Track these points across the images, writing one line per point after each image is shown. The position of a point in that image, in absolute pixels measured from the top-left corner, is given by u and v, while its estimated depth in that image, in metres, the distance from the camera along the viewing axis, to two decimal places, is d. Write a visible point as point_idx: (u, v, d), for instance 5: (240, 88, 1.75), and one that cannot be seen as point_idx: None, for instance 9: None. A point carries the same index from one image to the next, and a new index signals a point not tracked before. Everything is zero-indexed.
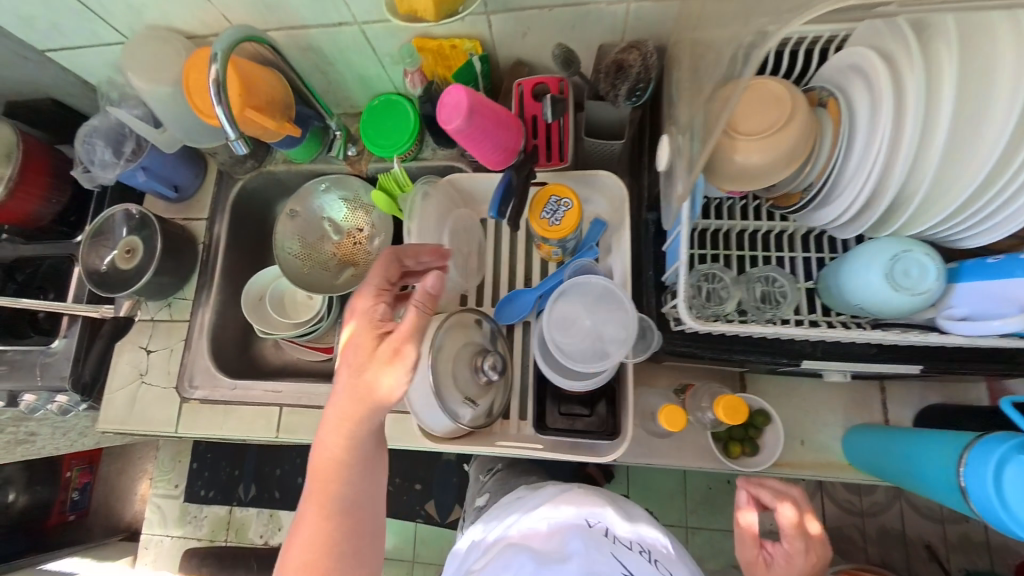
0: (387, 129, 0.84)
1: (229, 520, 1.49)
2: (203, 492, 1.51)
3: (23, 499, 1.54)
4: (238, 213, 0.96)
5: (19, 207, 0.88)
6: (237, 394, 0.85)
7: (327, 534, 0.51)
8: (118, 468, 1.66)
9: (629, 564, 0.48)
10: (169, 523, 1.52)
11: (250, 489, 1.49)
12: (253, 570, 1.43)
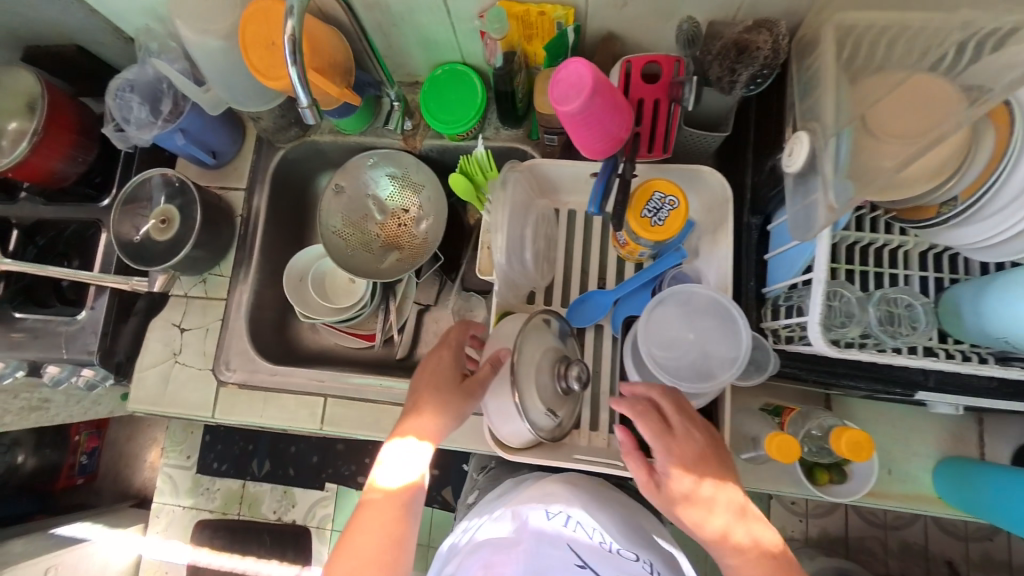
0: (452, 103, 0.77)
1: (242, 494, 1.45)
2: (216, 465, 1.47)
3: (32, 462, 1.48)
4: (279, 185, 0.88)
5: (43, 166, 0.81)
6: (278, 380, 0.79)
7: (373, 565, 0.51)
8: (127, 433, 1.62)
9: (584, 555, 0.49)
10: (180, 493, 1.47)
11: (264, 464, 1.45)
12: (265, 544, 1.42)
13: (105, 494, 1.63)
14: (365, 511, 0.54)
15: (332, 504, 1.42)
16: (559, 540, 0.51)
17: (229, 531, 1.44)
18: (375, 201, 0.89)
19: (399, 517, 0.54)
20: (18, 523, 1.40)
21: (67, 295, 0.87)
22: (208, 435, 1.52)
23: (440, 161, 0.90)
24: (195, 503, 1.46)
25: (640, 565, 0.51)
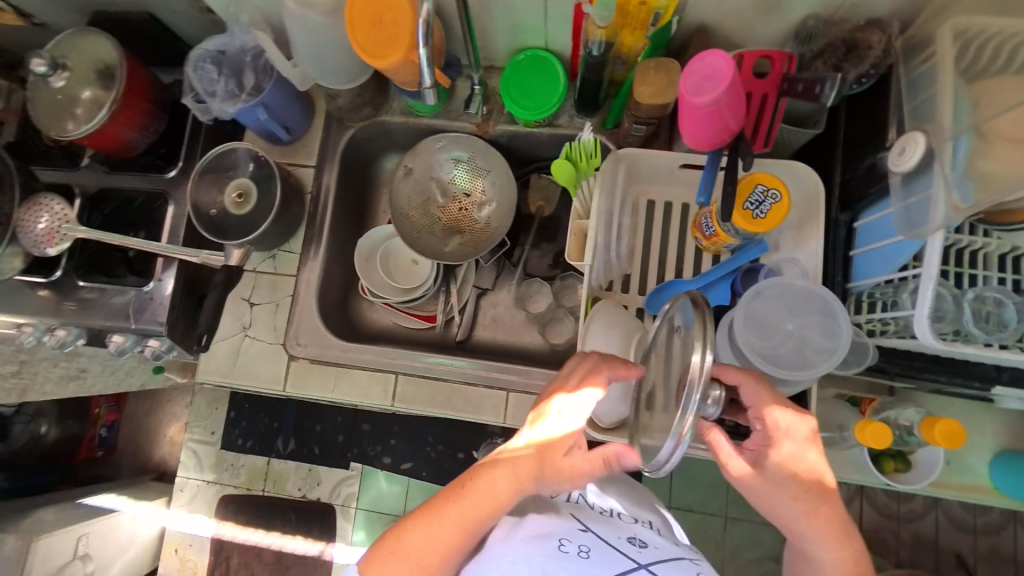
0: (532, 90, 0.78)
1: (267, 471, 1.47)
2: (242, 441, 1.48)
3: (55, 432, 1.52)
4: (346, 164, 0.89)
5: (116, 135, 0.80)
6: (349, 356, 0.80)
7: (415, 552, 0.52)
8: (146, 408, 1.63)
9: (584, 522, 0.59)
10: (203, 467, 1.48)
11: (289, 443, 1.48)
12: (291, 520, 1.46)
13: (124, 467, 1.63)
14: (416, 527, 0.53)
15: (356, 484, 1.45)
16: (564, 513, 0.61)
17: (254, 507, 1.46)
18: (439, 184, 0.90)
19: (452, 548, 0.53)
20: (45, 494, 1.42)
21: (128, 266, 0.88)
22: (233, 411, 1.53)
23: (507, 146, 0.91)
24: (218, 479, 1.47)
25: (638, 527, 0.62)
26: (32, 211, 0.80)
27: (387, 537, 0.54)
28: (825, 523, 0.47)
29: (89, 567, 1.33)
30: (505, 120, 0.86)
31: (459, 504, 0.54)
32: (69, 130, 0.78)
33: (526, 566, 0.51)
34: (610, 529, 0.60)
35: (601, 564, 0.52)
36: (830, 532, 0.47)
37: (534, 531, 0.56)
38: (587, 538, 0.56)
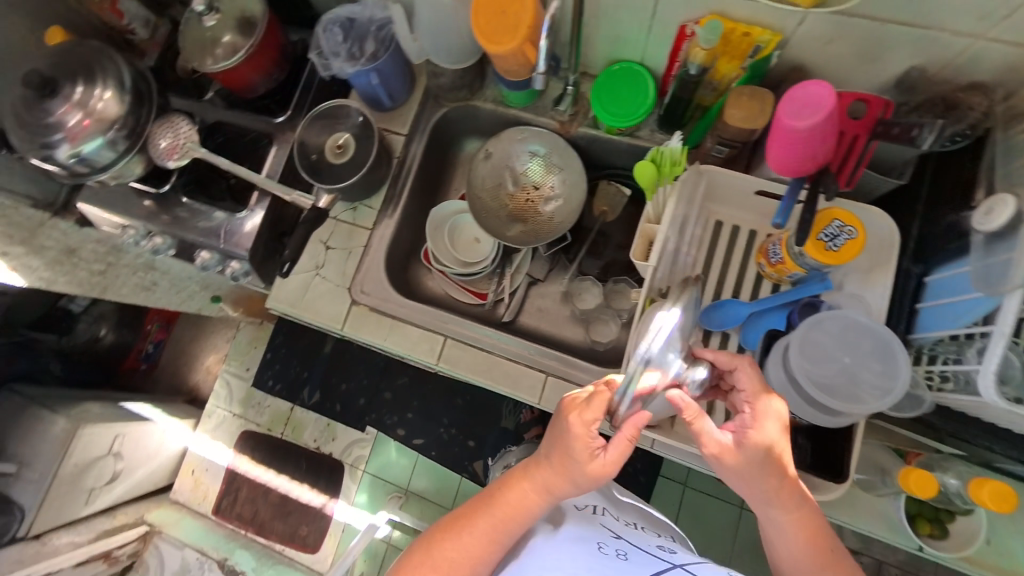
0: (624, 99, 0.82)
1: (288, 418, 1.79)
2: (271, 382, 1.80)
3: (110, 337, 1.97)
4: (434, 138, 0.97)
5: (244, 75, 0.90)
6: (405, 312, 0.86)
7: (446, 559, 0.60)
8: (191, 335, 2.12)
9: (615, 532, 0.67)
10: (234, 402, 1.84)
11: (313, 395, 1.77)
12: (302, 468, 1.74)
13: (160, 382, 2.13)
14: (445, 538, 0.61)
15: (368, 447, 1.71)
16: (595, 522, 0.69)
17: (268, 444, 1.78)
18: (512, 172, 0.94)
19: (480, 555, 0.61)
20: (93, 394, 1.70)
21: (224, 193, 0.98)
22: (270, 353, 1.83)
23: (585, 149, 0.95)
24: (244, 415, 1.81)
25: (661, 543, 0.70)
26: (166, 126, 0.90)
27: (418, 550, 0.62)
28: (789, 491, 0.54)
29: (119, 465, 1.59)
30: (588, 124, 0.90)
31: (484, 518, 0.62)
32: (208, 65, 0.88)
33: (572, 563, 0.58)
34: (640, 540, 0.68)
35: (637, 564, 0.59)
36: (790, 499, 0.54)
37: (573, 535, 0.64)
38: (622, 544, 0.63)
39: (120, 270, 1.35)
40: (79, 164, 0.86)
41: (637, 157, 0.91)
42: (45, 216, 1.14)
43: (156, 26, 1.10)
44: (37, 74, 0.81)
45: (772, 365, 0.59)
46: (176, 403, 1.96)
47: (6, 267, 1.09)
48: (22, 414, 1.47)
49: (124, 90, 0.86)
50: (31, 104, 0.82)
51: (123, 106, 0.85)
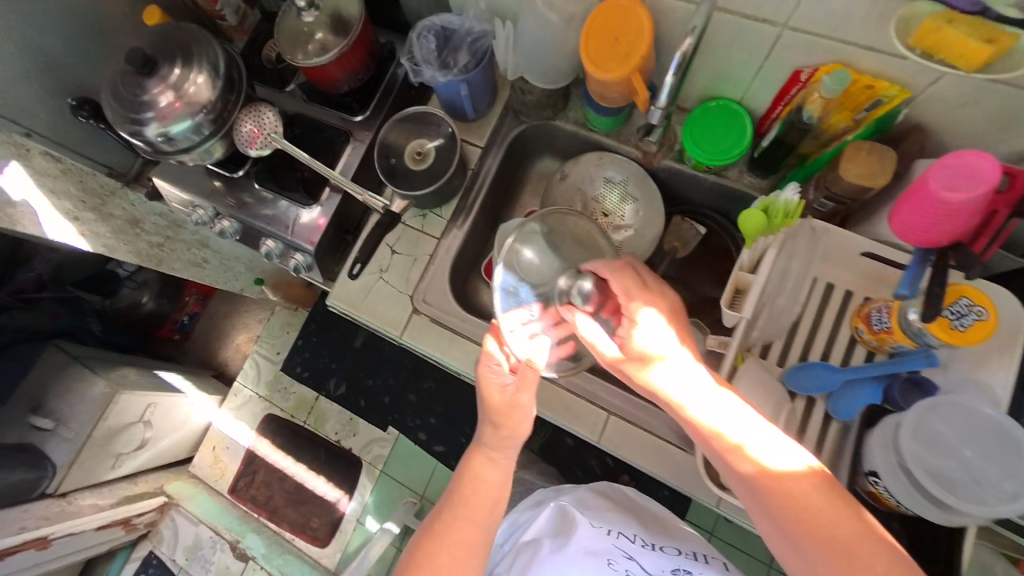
0: (718, 137, 0.79)
1: (313, 406, 1.80)
2: (299, 369, 1.87)
3: (150, 304, 2.06)
4: (510, 152, 0.95)
5: (333, 73, 0.91)
6: (467, 326, 0.86)
7: (426, 552, 0.63)
8: (223, 311, 2.21)
9: (627, 550, 0.70)
10: (260, 384, 1.86)
11: (338, 386, 1.83)
12: (320, 458, 1.74)
13: (190, 355, 2.20)
14: (428, 539, 0.64)
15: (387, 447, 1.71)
16: (608, 540, 0.72)
17: (293, 431, 1.80)
18: (584, 196, 0.94)
19: (459, 545, 0.63)
20: (130, 359, 1.75)
21: (295, 183, 0.96)
22: (300, 341, 1.90)
23: (664, 182, 0.92)
24: (268, 398, 1.83)
25: (680, 555, 0.72)
26: (252, 114, 0.90)
27: (408, 556, 0.64)
28: (716, 406, 0.57)
29: (147, 432, 1.62)
30: (674, 157, 0.87)
31: (457, 511, 0.65)
32: (299, 59, 0.88)
33: None
34: (655, 555, 0.70)
35: None
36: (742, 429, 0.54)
37: (584, 549, 0.70)
38: (630, 564, 0.67)
39: (176, 244, 1.37)
40: (165, 143, 0.87)
41: (722, 196, 0.88)
42: (117, 185, 1.15)
43: (244, 12, 1.11)
44: (140, 51, 0.82)
45: (880, 446, 0.58)
46: (205, 376, 2.00)
47: (75, 232, 1.12)
48: (64, 372, 1.50)
49: (217, 76, 0.86)
50: (128, 77, 0.85)
51: (214, 91, 0.86)
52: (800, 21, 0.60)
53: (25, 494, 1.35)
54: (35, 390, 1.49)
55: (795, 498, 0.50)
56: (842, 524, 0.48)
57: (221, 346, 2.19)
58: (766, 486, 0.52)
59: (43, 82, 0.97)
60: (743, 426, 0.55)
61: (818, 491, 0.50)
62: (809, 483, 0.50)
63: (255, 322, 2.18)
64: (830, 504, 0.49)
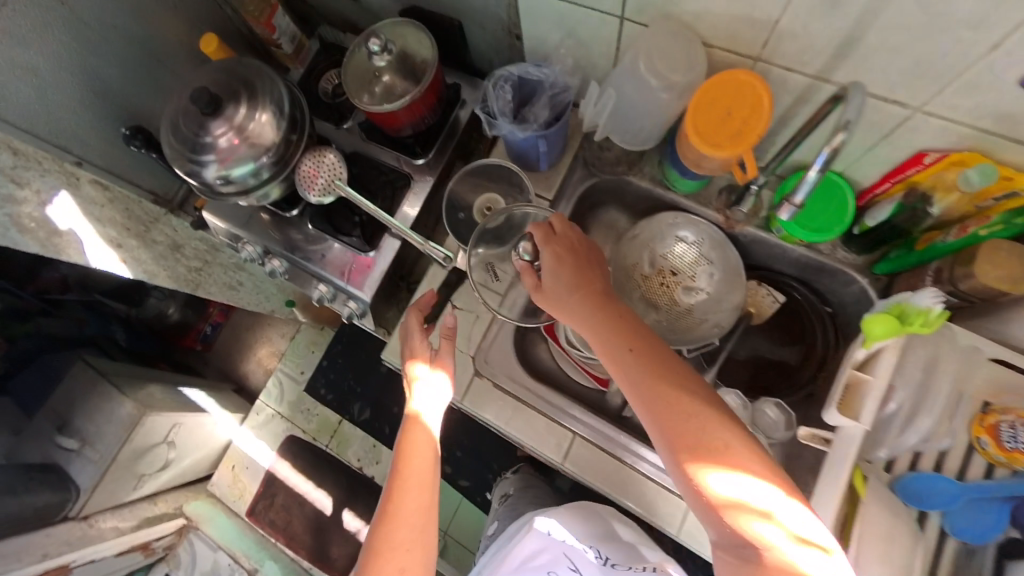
0: (818, 211, 0.73)
1: (337, 428, 1.82)
2: (323, 391, 1.87)
3: (176, 315, 2.01)
4: (578, 205, 0.91)
5: (400, 118, 0.86)
6: (533, 397, 0.82)
7: (392, 538, 0.64)
8: (247, 322, 2.14)
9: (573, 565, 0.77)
10: (283, 402, 1.88)
11: (364, 411, 1.82)
12: (343, 482, 1.77)
13: (210, 365, 2.11)
14: (388, 526, 0.65)
15: None
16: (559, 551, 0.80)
17: (314, 454, 1.80)
18: (651, 254, 0.90)
19: (417, 521, 0.66)
20: (155, 374, 1.71)
21: (353, 227, 0.91)
22: (326, 362, 1.89)
23: (744, 246, 0.86)
24: (291, 419, 1.85)
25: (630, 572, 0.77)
26: (315, 162, 0.86)
27: (373, 549, 0.64)
28: (635, 359, 0.61)
29: (171, 453, 1.58)
30: (760, 225, 0.81)
31: (405, 486, 0.67)
32: (365, 103, 0.84)
33: None
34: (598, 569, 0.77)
35: None
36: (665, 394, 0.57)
37: (531, 563, 0.78)
38: None
39: (214, 268, 1.34)
40: (225, 184, 0.83)
41: (808, 267, 0.82)
42: (162, 212, 1.13)
43: (301, 40, 1.09)
44: (206, 91, 0.78)
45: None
46: (226, 391, 1.95)
47: (118, 259, 1.08)
48: (92, 390, 1.47)
49: (281, 116, 0.83)
50: (191, 115, 0.81)
51: (279, 132, 0.82)
52: (939, 106, 0.55)
53: (48, 517, 1.32)
54: (61, 406, 1.46)
55: (702, 446, 0.54)
56: (746, 469, 0.51)
57: (242, 359, 2.12)
58: (680, 430, 0.55)
59: (98, 109, 0.93)
60: (658, 378, 0.59)
61: (727, 434, 0.54)
62: (721, 429, 0.54)
63: (278, 336, 2.09)
64: (732, 446, 0.53)
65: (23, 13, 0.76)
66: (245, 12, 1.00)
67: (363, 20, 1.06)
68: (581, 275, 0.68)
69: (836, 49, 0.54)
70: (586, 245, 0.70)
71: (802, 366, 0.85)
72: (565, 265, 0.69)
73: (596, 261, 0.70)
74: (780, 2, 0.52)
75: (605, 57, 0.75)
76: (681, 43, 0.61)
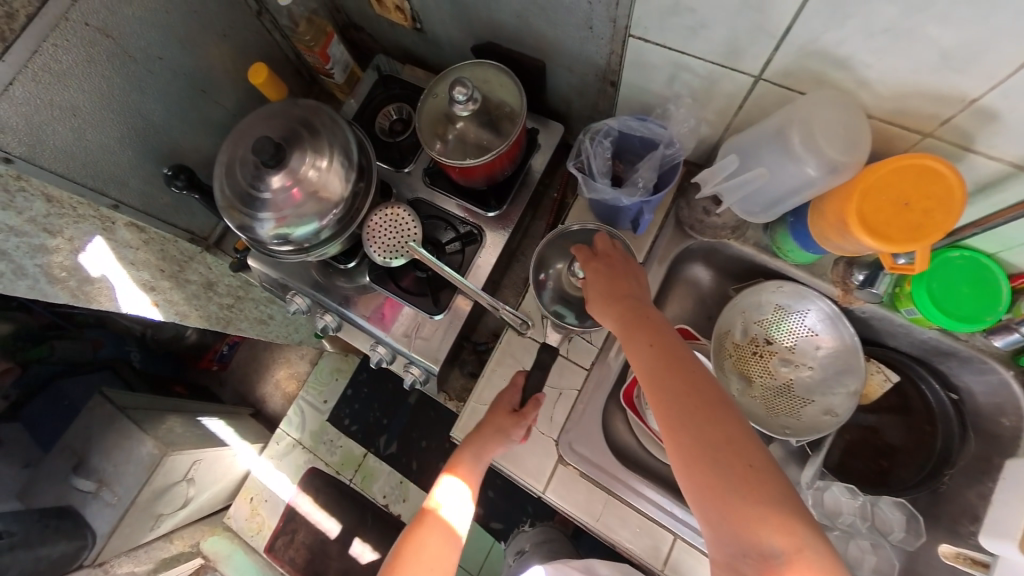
0: (963, 298, 0.65)
1: (361, 463, 1.53)
2: (347, 422, 1.57)
3: (194, 336, 1.75)
4: (667, 267, 0.83)
5: (477, 171, 0.78)
6: (621, 488, 0.74)
7: None
8: (266, 344, 1.80)
9: None
10: (305, 432, 1.59)
11: (390, 445, 1.53)
12: (367, 523, 1.50)
13: (228, 387, 1.81)
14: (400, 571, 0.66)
15: None
16: None
17: (337, 490, 1.52)
18: (745, 321, 0.81)
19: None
20: (174, 400, 1.60)
21: (420, 284, 0.85)
22: (351, 391, 1.61)
23: (857, 319, 0.78)
24: (314, 450, 1.56)
25: None
26: (388, 219, 0.79)
27: None
28: (656, 359, 0.57)
29: (191, 490, 1.40)
30: (883, 303, 0.73)
31: (422, 540, 0.69)
32: (438, 151, 0.75)
33: None
34: None
35: None
36: (677, 401, 0.54)
37: None
38: None
39: (246, 303, 1.23)
40: (281, 243, 0.76)
41: (934, 349, 0.74)
42: (197, 251, 1.03)
43: (352, 70, 1.02)
44: (270, 140, 0.70)
45: None
46: (243, 416, 1.68)
47: (150, 302, 0.97)
48: (110, 427, 1.37)
49: (348, 166, 0.75)
50: (249, 164, 0.74)
51: (347, 185, 0.75)
52: None
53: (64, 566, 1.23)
54: (79, 443, 1.38)
55: (710, 449, 0.51)
56: (755, 479, 0.49)
57: (260, 381, 1.79)
58: (690, 431, 0.52)
59: (139, 147, 0.84)
60: (673, 378, 0.55)
61: (741, 440, 0.51)
62: (734, 437, 0.51)
63: (298, 356, 1.74)
64: (745, 452, 0.51)
65: (64, 48, 0.67)
66: (298, 40, 0.91)
67: (424, 51, 0.99)
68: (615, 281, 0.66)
69: None
70: (626, 260, 0.69)
71: (919, 456, 0.76)
72: (596, 271, 0.68)
73: (631, 271, 0.68)
74: (989, 77, 0.47)
75: (723, 114, 0.69)
76: (843, 114, 0.54)
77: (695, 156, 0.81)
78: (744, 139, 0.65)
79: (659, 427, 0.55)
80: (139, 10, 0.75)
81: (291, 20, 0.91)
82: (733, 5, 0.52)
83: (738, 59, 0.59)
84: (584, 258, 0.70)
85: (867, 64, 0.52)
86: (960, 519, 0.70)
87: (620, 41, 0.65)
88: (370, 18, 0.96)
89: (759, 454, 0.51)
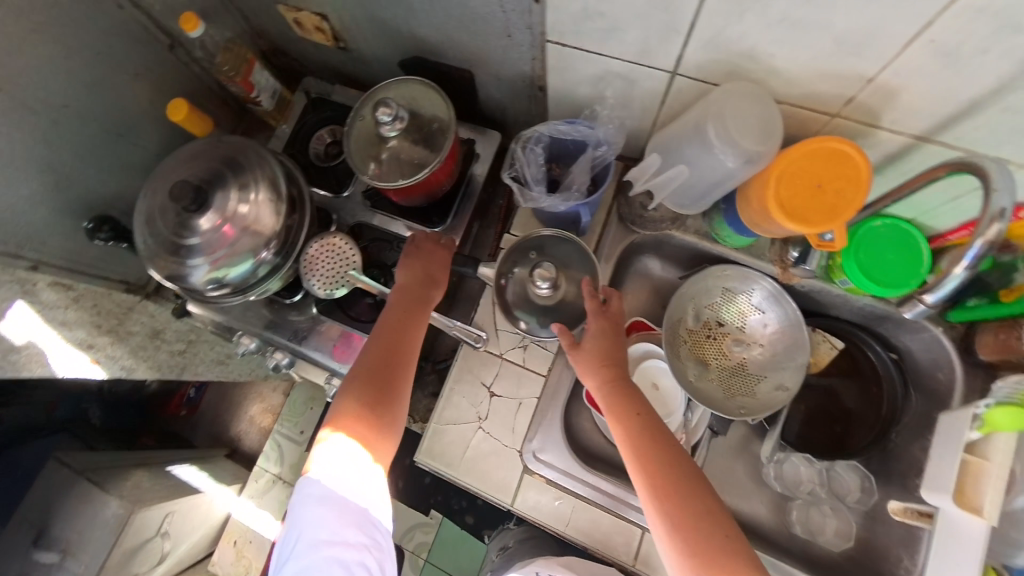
0: (889, 264, 0.68)
1: None
2: None
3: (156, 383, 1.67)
4: (618, 262, 0.83)
5: (414, 190, 0.76)
6: (590, 488, 0.74)
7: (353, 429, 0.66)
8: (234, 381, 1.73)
9: None
10: (284, 464, 1.54)
11: None
12: None
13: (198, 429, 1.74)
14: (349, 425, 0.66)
15: (433, 533, 1.27)
16: None
17: None
18: (695, 306, 0.83)
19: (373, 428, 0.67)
20: (140, 452, 1.52)
21: (372, 311, 0.84)
22: None
23: (801, 293, 0.81)
24: None
25: None
26: (328, 249, 0.78)
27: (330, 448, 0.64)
28: (645, 429, 0.62)
29: (167, 544, 1.34)
30: (819, 277, 0.76)
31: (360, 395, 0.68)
32: (372, 173, 0.73)
33: None
34: None
35: None
36: (666, 470, 0.59)
37: None
38: None
39: (201, 345, 1.14)
40: (216, 288, 0.73)
41: (871, 314, 0.77)
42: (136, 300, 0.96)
43: (281, 94, 0.98)
44: (189, 184, 0.67)
45: None
46: (216, 458, 1.62)
47: (89, 361, 0.90)
48: (69, 491, 1.29)
49: (279, 199, 0.73)
50: (170, 211, 0.71)
51: (280, 218, 0.73)
52: None
53: None
54: (38, 513, 1.30)
55: (692, 517, 0.56)
56: (735, 546, 0.54)
57: (232, 420, 1.73)
58: (676, 500, 0.57)
59: (52, 200, 0.79)
60: (660, 449, 0.60)
61: (716, 511, 0.56)
62: (711, 506, 0.57)
63: (270, 390, 1.70)
64: (723, 521, 0.56)
65: None
66: (217, 71, 0.88)
67: (353, 69, 0.96)
68: (609, 347, 0.68)
69: (932, 100, 0.51)
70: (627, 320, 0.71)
71: (868, 419, 0.79)
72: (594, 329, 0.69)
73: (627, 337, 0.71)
74: (881, 59, 0.49)
75: (649, 110, 0.70)
76: (756, 105, 0.56)
77: (631, 152, 0.82)
78: (670, 135, 0.67)
79: (646, 494, 0.59)
80: (37, 57, 0.71)
81: (206, 50, 0.87)
82: (640, 6, 0.52)
83: (654, 57, 0.59)
84: (592, 308, 0.69)
85: (774, 54, 0.53)
86: (909, 473, 0.73)
87: (540, 47, 0.65)
88: (293, 40, 0.93)
89: (735, 525, 0.56)
